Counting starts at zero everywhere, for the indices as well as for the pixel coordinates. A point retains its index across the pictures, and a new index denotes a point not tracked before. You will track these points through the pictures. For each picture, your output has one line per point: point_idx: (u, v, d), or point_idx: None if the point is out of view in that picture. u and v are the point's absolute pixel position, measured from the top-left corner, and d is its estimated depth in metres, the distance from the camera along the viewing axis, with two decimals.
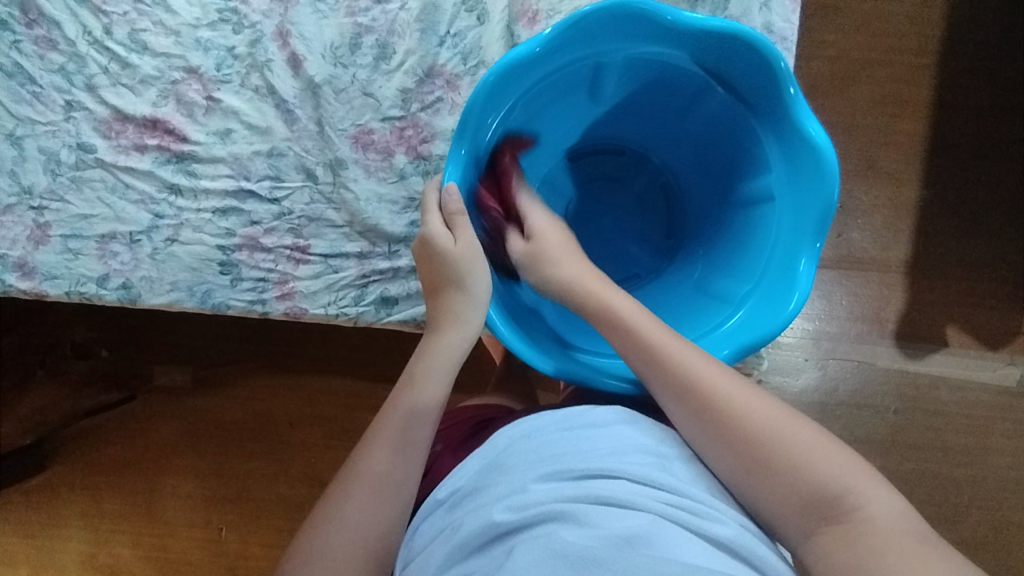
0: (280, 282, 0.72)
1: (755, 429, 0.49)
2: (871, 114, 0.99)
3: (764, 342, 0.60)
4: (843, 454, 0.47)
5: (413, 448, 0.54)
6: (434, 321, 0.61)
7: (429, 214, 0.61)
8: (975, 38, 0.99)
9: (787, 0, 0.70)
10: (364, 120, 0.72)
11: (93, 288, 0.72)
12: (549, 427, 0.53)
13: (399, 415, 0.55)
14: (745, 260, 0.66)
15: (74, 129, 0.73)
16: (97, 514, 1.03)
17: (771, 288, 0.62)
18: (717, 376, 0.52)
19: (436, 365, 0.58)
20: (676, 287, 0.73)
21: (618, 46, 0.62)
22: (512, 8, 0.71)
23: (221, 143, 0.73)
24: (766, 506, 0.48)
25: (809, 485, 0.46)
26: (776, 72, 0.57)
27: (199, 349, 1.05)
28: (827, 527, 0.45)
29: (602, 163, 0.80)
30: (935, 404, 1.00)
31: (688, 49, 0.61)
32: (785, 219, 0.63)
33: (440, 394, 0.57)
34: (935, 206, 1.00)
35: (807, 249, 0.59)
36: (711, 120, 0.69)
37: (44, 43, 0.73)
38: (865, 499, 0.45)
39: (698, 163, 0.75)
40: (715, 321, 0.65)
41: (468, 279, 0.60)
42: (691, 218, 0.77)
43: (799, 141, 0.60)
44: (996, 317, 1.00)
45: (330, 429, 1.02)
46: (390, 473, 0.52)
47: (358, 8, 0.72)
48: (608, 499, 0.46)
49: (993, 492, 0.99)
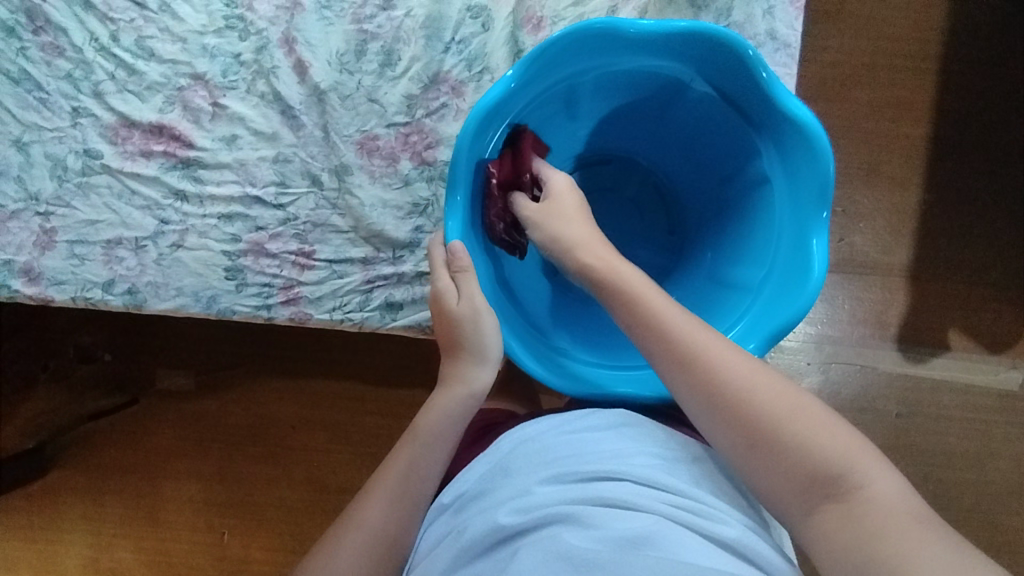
0: (285, 288, 0.73)
1: (757, 404, 0.48)
2: (872, 119, 1.00)
3: (792, 325, 0.60)
4: (844, 430, 0.47)
5: (410, 503, 0.55)
6: (443, 378, 0.61)
7: (436, 270, 0.60)
8: (976, 43, 1.00)
9: (790, 7, 0.70)
10: (370, 126, 0.73)
11: (99, 293, 0.72)
12: (551, 431, 0.54)
13: (399, 469, 0.56)
14: (755, 245, 0.66)
15: (80, 135, 0.73)
16: (100, 518, 1.03)
17: (786, 273, 0.62)
18: (719, 348, 0.51)
19: (441, 424, 0.58)
20: (693, 279, 0.73)
21: (595, 59, 0.63)
22: (516, 15, 0.72)
23: (227, 149, 0.73)
24: (768, 484, 0.47)
25: (809, 462, 0.46)
26: (747, 61, 0.57)
27: (202, 354, 1.05)
28: (828, 505, 0.45)
29: (588, 176, 0.78)
30: (936, 407, 1.00)
31: (668, 56, 0.62)
32: (785, 205, 0.64)
33: (444, 455, 0.57)
34: (935, 210, 1.00)
35: (816, 221, 0.60)
36: (694, 114, 0.69)
37: (51, 50, 0.73)
38: (867, 476, 0.45)
39: (686, 157, 0.74)
40: (740, 312, 0.65)
41: (476, 344, 0.59)
42: (693, 211, 0.75)
43: (794, 136, 0.60)
44: (997, 321, 1.00)
45: (333, 434, 1.03)
46: (383, 527, 0.53)
47: (364, 15, 0.72)
48: (612, 500, 0.46)
49: (994, 496, 0.99)
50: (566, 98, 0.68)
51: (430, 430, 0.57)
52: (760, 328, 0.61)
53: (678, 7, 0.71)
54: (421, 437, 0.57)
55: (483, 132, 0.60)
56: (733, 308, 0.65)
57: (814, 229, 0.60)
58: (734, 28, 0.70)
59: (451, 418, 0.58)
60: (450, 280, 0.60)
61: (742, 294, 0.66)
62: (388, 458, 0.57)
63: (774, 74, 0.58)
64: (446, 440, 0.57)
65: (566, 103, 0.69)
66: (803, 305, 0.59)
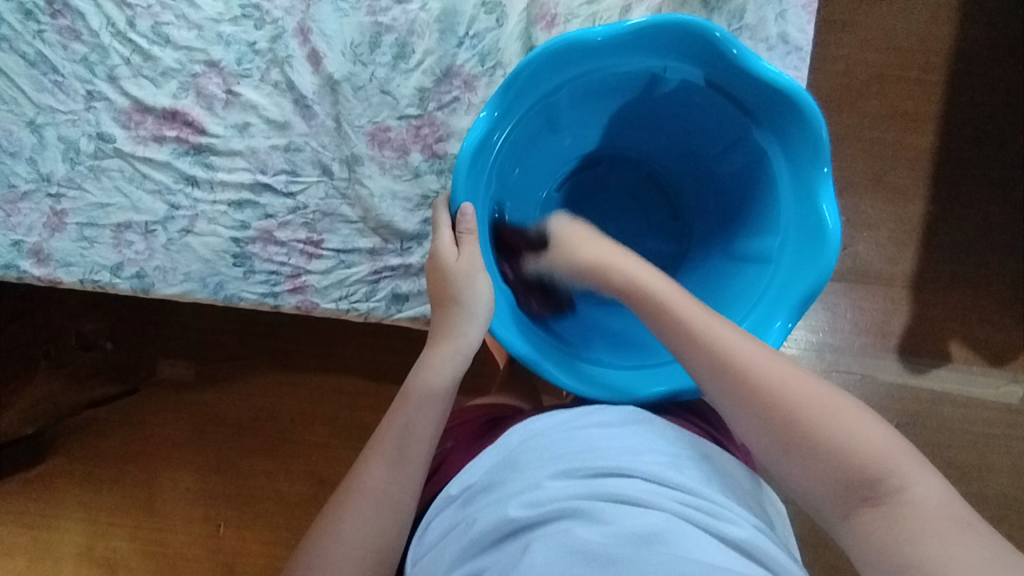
0: (292, 276, 0.73)
1: (799, 408, 0.46)
2: (879, 128, 1.00)
3: (820, 287, 0.58)
4: (882, 430, 0.45)
5: (410, 463, 0.52)
6: (431, 337, 0.59)
7: (440, 229, 0.59)
8: (984, 55, 1.00)
9: (803, 12, 0.71)
10: (381, 117, 0.73)
11: (107, 276, 0.72)
12: (561, 428, 0.54)
13: (395, 429, 0.53)
14: (766, 214, 0.63)
15: (94, 118, 0.74)
16: (97, 505, 1.03)
17: (799, 243, 0.59)
18: (760, 354, 0.49)
19: (431, 378, 0.55)
20: (711, 258, 0.70)
21: (571, 73, 0.61)
22: (530, 11, 0.72)
23: (238, 137, 0.74)
24: (804, 483, 0.46)
25: (852, 469, 0.44)
26: (716, 43, 0.55)
27: (204, 343, 1.05)
28: (867, 508, 0.43)
29: (581, 184, 0.77)
30: (936, 419, 1.01)
31: (649, 54, 0.60)
32: (788, 188, 0.60)
33: (439, 416, 0.55)
34: (940, 221, 1.00)
35: (817, 176, 0.57)
36: (684, 106, 0.66)
37: (68, 33, 0.73)
38: (908, 479, 0.43)
39: (676, 148, 0.73)
40: (761, 286, 0.62)
41: (467, 298, 0.57)
42: (694, 193, 0.74)
43: (793, 123, 0.57)
44: (999, 334, 1.01)
45: (333, 427, 1.03)
46: (386, 489, 0.51)
47: (379, 7, 0.73)
48: (622, 496, 0.46)
49: (991, 509, 1.00)
50: (547, 115, 0.66)
51: (421, 386, 0.55)
52: (786, 297, 0.59)
53: (691, 7, 0.71)
54: (412, 394, 0.55)
55: (476, 161, 0.59)
56: (753, 282, 0.63)
57: (821, 189, 0.57)
58: (746, 31, 0.71)
59: (440, 377, 0.56)
60: (452, 238, 0.59)
61: (761, 267, 0.63)
62: (384, 420, 0.55)
63: (746, 48, 0.55)
64: (438, 396, 0.55)
65: (549, 120, 0.67)
66: (826, 265, 0.56)
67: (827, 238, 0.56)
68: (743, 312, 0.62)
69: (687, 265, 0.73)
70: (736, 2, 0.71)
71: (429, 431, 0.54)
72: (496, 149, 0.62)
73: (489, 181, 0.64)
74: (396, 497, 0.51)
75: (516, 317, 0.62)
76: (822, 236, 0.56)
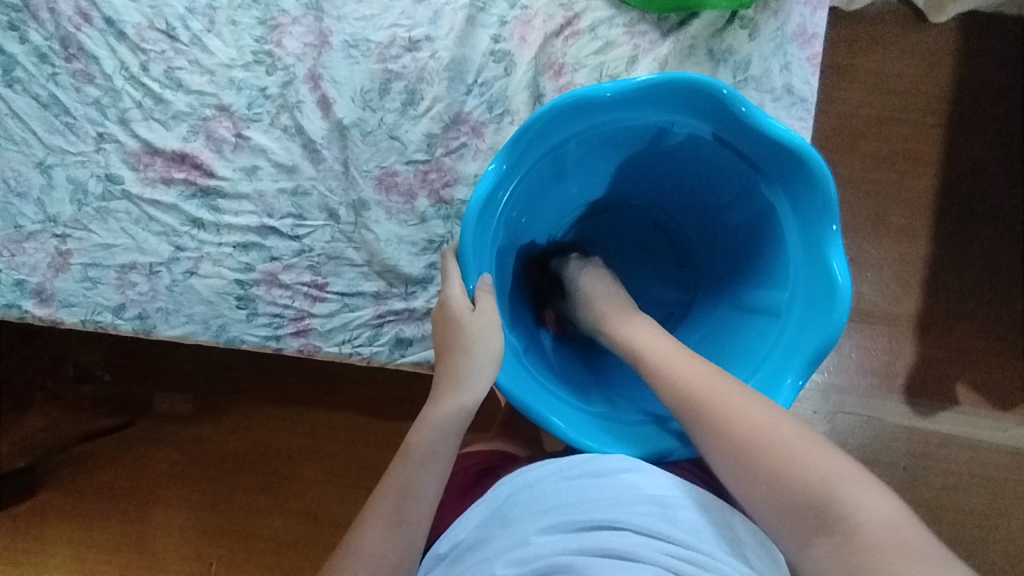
0: (296, 319, 0.72)
1: (748, 431, 0.46)
2: (881, 171, 1.01)
3: (831, 343, 0.56)
4: (836, 458, 0.44)
5: (409, 525, 0.51)
6: (434, 388, 0.57)
7: (449, 279, 0.58)
8: (985, 102, 1.01)
9: (807, 64, 0.71)
10: (389, 162, 0.74)
11: (109, 317, 0.72)
12: (551, 476, 0.53)
13: (395, 487, 0.52)
14: (774, 267, 0.63)
15: (104, 160, 0.74)
16: (85, 544, 1.01)
17: (811, 298, 0.58)
18: (712, 380, 0.50)
19: (435, 435, 0.54)
20: (718, 308, 0.70)
21: (575, 128, 0.61)
22: (538, 60, 0.73)
23: (247, 179, 0.74)
24: (761, 512, 0.45)
25: (800, 495, 0.42)
26: (723, 101, 0.56)
27: (203, 379, 1.04)
28: (822, 540, 0.41)
29: (587, 229, 0.78)
30: (944, 462, 0.99)
31: (656, 109, 0.60)
32: (797, 244, 0.60)
33: (440, 473, 0.53)
34: (944, 263, 1.00)
35: (825, 233, 0.57)
36: (690, 157, 0.66)
37: (81, 76, 0.74)
38: (857, 505, 0.41)
39: (683, 198, 0.73)
40: (770, 339, 0.61)
41: (476, 347, 0.56)
42: (701, 242, 0.74)
43: (799, 177, 0.57)
44: (1006, 377, 0.99)
45: (330, 464, 1.01)
46: (385, 553, 0.50)
47: (389, 55, 0.74)
48: (612, 552, 0.45)
49: (1004, 555, 0.97)
50: (555, 165, 0.66)
51: (423, 443, 0.53)
52: (796, 353, 0.58)
53: (698, 60, 0.73)
54: (414, 451, 0.53)
55: (484, 215, 0.59)
56: (761, 334, 0.62)
57: (832, 247, 0.57)
58: (752, 82, 0.72)
59: (443, 431, 0.54)
60: (460, 287, 0.58)
61: (770, 319, 0.62)
62: (384, 476, 0.53)
63: (755, 107, 0.56)
64: (441, 454, 0.53)
65: (557, 170, 0.67)
66: (837, 322, 0.56)
67: (838, 295, 0.56)
68: (751, 367, 0.60)
69: (693, 314, 0.73)
70: (741, 54, 0.72)
71: (431, 492, 0.52)
72: (503, 201, 0.62)
73: (497, 231, 0.63)
74: (396, 562, 0.50)
75: (521, 369, 0.60)
76: (833, 293, 0.56)
